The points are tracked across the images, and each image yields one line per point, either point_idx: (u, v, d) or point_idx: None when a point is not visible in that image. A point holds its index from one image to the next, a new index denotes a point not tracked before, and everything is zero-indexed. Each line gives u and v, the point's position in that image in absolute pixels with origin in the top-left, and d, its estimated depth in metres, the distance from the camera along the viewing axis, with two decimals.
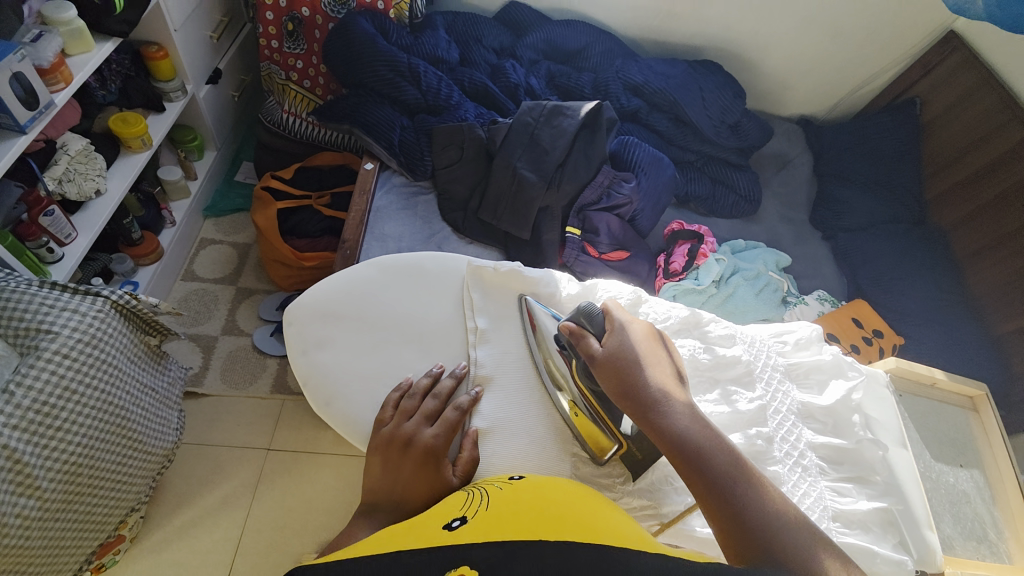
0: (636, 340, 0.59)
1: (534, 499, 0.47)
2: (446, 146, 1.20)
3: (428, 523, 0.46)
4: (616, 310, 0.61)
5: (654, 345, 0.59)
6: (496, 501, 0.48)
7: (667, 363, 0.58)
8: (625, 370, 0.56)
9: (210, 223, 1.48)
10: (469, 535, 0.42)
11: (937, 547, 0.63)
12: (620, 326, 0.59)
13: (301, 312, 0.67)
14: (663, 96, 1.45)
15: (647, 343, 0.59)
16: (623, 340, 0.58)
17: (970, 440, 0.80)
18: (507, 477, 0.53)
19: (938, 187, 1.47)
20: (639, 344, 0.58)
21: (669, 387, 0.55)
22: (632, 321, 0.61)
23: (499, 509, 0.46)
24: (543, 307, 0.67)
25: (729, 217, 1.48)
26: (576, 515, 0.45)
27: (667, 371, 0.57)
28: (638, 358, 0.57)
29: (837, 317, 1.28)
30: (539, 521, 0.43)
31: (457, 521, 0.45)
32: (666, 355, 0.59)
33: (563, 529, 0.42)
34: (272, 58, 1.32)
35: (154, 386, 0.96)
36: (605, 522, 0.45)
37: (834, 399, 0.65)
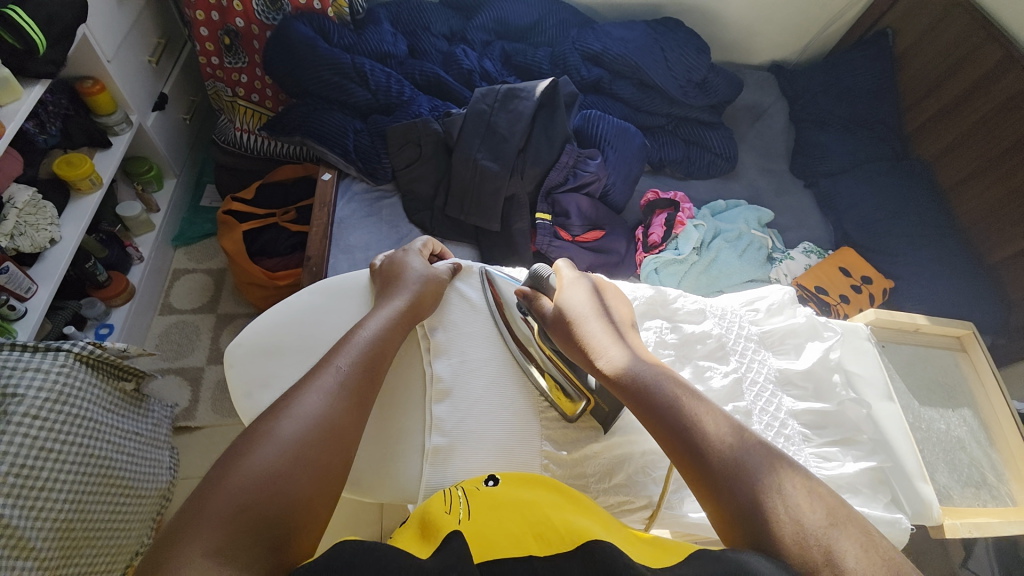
0: (583, 292, 0.62)
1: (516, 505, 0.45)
2: (402, 145, 1.15)
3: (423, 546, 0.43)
4: (563, 270, 0.65)
5: (602, 296, 0.62)
6: (478, 507, 0.46)
7: (615, 311, 0.60)
8: (571, 319, 0.59)
9: (181, 253, 1.45)
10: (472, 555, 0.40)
11: (933, 499, 0.62)
12: (567, 283, 0.63)
13: (243, 351, 0.61)
14: (624, 62, 1.39)
15: (595, 294, 0.62)
16: (571, 295, 0.61)
17: (961, 383, 0.78)
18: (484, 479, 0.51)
19: (920, 119, 1.42)
20: (586, 298, 0.61)
21: (616, 330, 0.58)
22: (579, 278, 0.64)
23: (489, 522, 0.44)
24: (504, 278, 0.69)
25: (706, 178, 1.44)
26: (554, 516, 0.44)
27: (615, 317, 0.59)
28: (585, 307, 0.60)
29: (824, 268, 1.25)
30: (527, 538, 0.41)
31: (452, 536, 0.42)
32: (615, 303, 0.61)
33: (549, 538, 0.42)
34: (215, 75, 1.28)
35: (137, 431, 0.96)
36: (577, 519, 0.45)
37: (811, 362, 0.63)
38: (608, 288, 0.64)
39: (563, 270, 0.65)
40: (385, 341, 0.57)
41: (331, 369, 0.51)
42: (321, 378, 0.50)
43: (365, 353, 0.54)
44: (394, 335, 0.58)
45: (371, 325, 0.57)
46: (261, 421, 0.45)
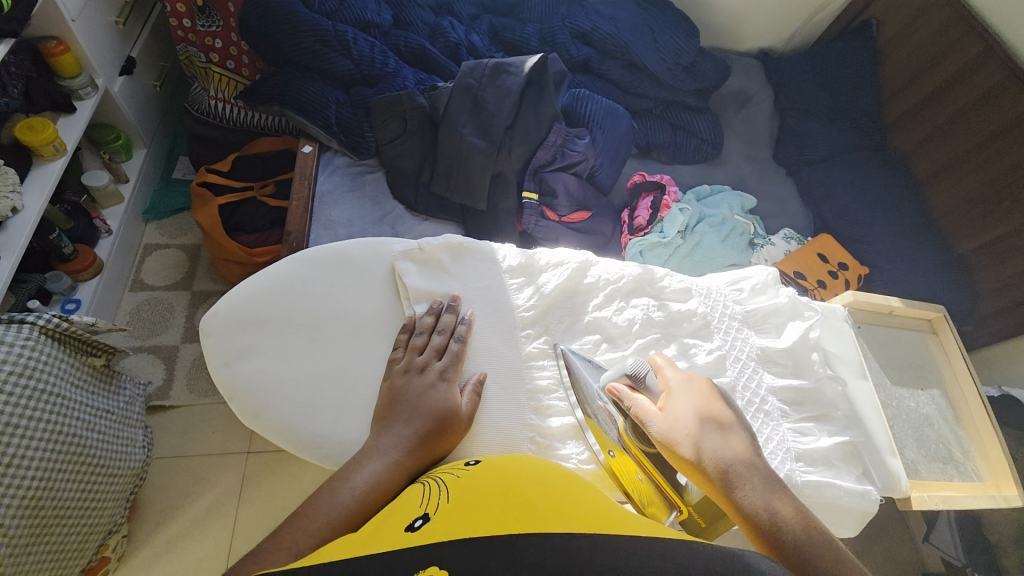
0: (695, 403, 0.52)
1: (497, 485, 0.43)
2: (387, 119, 1.12)
3: (386, 526, 0.40)
4: (667, 367, 0.56)
5: (714, 399, 0.53)
6: (454, 490, 0.44)
7: (729, 419, 0.52)
8: (688, 441, 0.50)
9: (153, 227, 1.40)
10: (432, 534, 0.37)
11: (902, 473, 0.65)
12: (675, 388, 0.53)
13: (218, 321, 0.59)
14: (613, 42, 1.37)
15: (705, 402, 0.52)
16: (682, 404, 0.52)
17: (930, 363, 0.81)
18: (464, 464, 0.49)
19: (899, 110, 1.44)
20: (700, 407, 0.52)
21: (742, 457, 0.49)
22: (685, 378, 0.55)
23: (463, 501, 0.41)
24: (581, 359, 0.60)
25: (692, 163, 1.45)
26: (540, 500, 0.41)
27: (737, 439, 0.51)
28: (701, 423, 0.51)
29: (803, 254, 1.28)
30: (507, 510, 0.39)
31: (420, 519, 0.40)
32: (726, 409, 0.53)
33: (532, 516, 0.38)
34: (187, 38, 1.21)
35: (108, 408, 0.92)
36: (573, 504, 0.41)
37: (792, 341, 0.64)
38: (719, 389, 0.55)
39: (665, 368, 0.56)
40: (386, 490, 0.48)
41: (323, 510, 0.46)
42: (311, 522, 0.45)
43: (360, 501, 0.47)
44: (405, 458, 0.50)
45: (367, 470, 0.48)
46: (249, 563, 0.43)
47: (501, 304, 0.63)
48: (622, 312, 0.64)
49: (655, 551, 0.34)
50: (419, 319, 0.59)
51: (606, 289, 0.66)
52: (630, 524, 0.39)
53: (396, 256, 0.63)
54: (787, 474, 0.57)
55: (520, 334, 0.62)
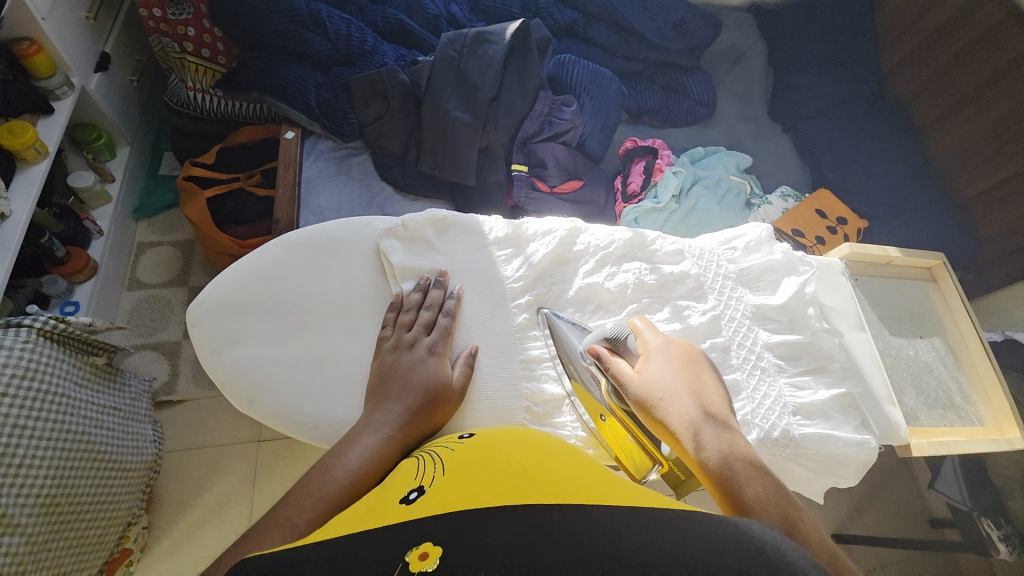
0: (673, 367, 0.52)
1: (492, 457, 0.43)
2: (369, 98, 1.09)
3: (382, 500, 0.41)
4: (646, 330, 0.56)
5: (693, 366, 0.53)
6: (449, 463, 0.44)
7: (708, 384, 0.52)
8: (666, 401, 0.50)
9: (144, 225, 1.39)
10: (426, 507, 0.37)
11: (901, 421, 0.65)
12: (654, 351, 0.54)
13: (206, 310, 0.59)
14: (599, 3, 1.33)
15: (683, 367, 0.53)
16: (661, 366, 0.52)
17: (930, 311, 0.81)
18: (458, 437, 0.49)
19: (897, 56, 1.39)
20: (676, 369, 0.52)
21: (717, 424, 0.49)
22: (664, 342, 0.55)
23: (457, 473, 0.42)
24: (567, 320, 0.61)
25: (685, 125, 1.41)
26: (536, 471, 0.41)
27: (713, 406, 0.50)
28: (679, 387, 0.51)
29: (801, 211, 1.26)
30: (501, 482, 0.39)
31: (415, 492, 0.41)
32: (704, 375, 0.53)
33: (526, 487, 0.38)
34: (159, 29, 1.18)
35: (114, 405, 0.93)
36: (568, 474, 0.41)
37: (787, 296, 0.64)
38: (698, 354, 0.55)
39: (645, 332, 0.56)
40: (380, 465, 0.48)
41: (317, 486, 0.46)
42: (307, 500, 0.45)
43: (355, 477, 0.46)
44: (399, 433, 0.50)
45: (361, 446, 0.48)
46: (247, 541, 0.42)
47: (489, 277, 0.63)
48: (613, 278, 0.64)
49: (651, 521, 0.34)
50: (407, 296, 0.59)
51: (596, 256, 0.65)
52: (628, 495, 0.39)
53: (380, 234, 0.62)
54: (785, 428, 0.57)
55: (511, 306, 0.62)
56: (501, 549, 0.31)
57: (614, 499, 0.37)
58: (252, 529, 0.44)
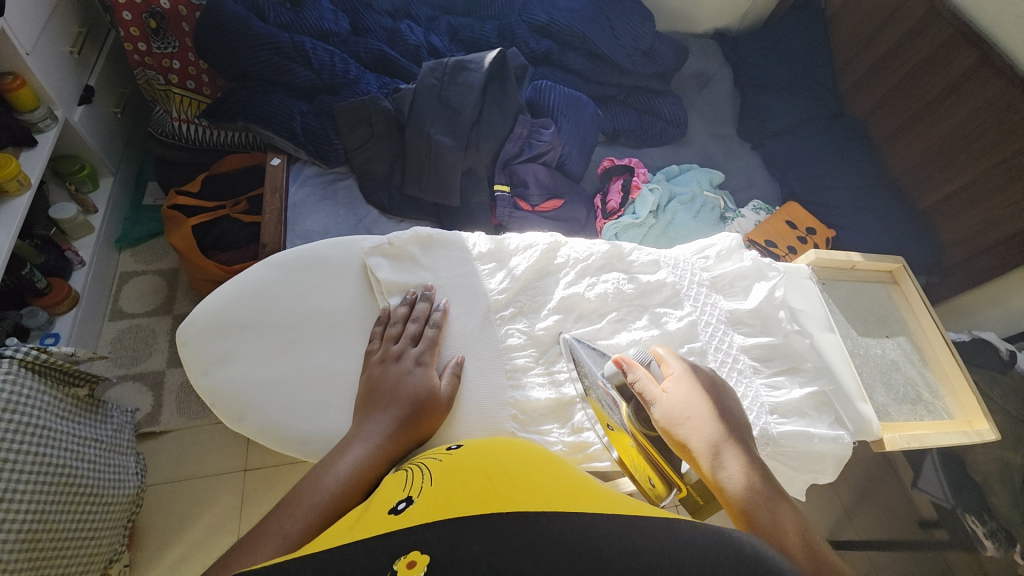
0: (695, 387, 0.54)
1: (481, 468, 0.44)
2: (354, 125, 1.12)
3: (372, 511, 0.42)
4: (669, 358, 0.57)
5: (712, 390, 0.55)
6: (437, 472, 0.45)
7: (726, 408, 0.54)
8: (690, 420, 0.52)
9: (127, 255, 1.38)
10: (417, 516, 0.39)
11: (873, 417, 0.67)
12: (677, 374, 0.55)
13: (195, 330, 0.60)
14: (571, 32, 1.39)
15: (708, 391, 0.54)
16: (683, 387, 0.54)
17: (895, 312, 0.85)
18: (446, 448, 0.50)
19: (853, 76, 1.49)
20: (706, 392, 0.54)
21: (737, 440, 0.51)
22: (687, 367, 0.56)
23: (445, 483, 0.43)
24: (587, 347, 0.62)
25: (659, 146, 1.47)
26: (525, 482, 0.42)
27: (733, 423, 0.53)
28: (697, 407, 0.53)
29: (772, 223, 1.31)
30: (490, 491, 0.40)
31: (404, 502, 0.42)
32: (726, 401, 0.55)
33: (515, 496, 0.39)
34: (144, 62, 1.20)
35: (96, 437, 0.92)
36: (555, 483, 0.42)
37: (759, 301, 0.67)
38: (718, 384, 0.56)
39: (668, 358, 0.57)
40: (371, 473, 0.49)
41: (308, 496, 0.46)
42: (298, 508, 0.45)
43: (345, 486, 0.47)
44: (387, 446, 0.51)
45: (352, 455, 0.49)
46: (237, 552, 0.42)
47: (474, 290, 0.65)
48: (594, 288, 0.66)
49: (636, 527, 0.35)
50: (394, 309, 0.61)
51: (576, 268, 0.68)
52: (613, 504, 0.40)
53: (366, 252, 0.64)
54: (763, 427, 0.59)
55: (495, 318, 0.64)
56: (485, 557, 0.33)
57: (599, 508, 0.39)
58: (240, 541, 0.44)
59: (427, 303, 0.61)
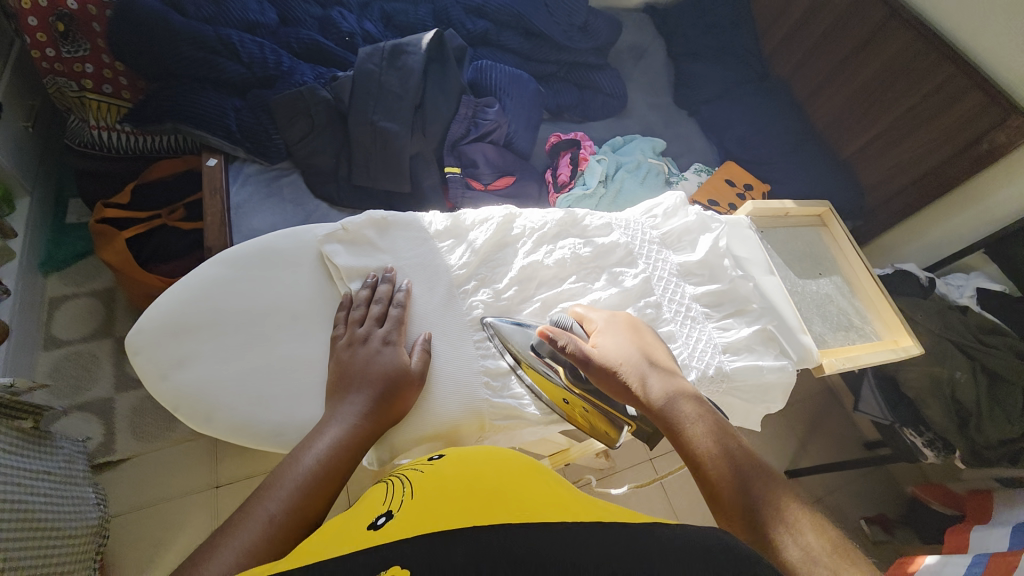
0: (618, 335, 0.59)
1: (459, 478, 0.47)
2: (293, 118, 1.09)
3: (353, 524, 0.43)
4: (589, 314, 0.62)
5: (636, 334, 0.60)
6: (417, 484, 0.47)
7: (651, 348, 0.59)
8: (620, 365, 0.56)
9: (54, 280, 1.29)
10: (396, 529, 0.40)
11: (812, 346, 0.73)
12: (601, 326, 0.60)
13: (146, 337, 0.58)
14: (507, 11, 1.40)
15: (632, 339, 0.59)
16: (608, 336, 0.59)
17: (825, 251, 0.93)
18: (427, 460, 0.52)
19: (775, 39, 1.57)
20: (629, 337, 0.59)
21: (662, 372, 0.56)
22: (611, 317, 0.61)
23: (424, 495, 0.45)
24: (507, 321, 0.63)
25: (602, 119, 1.51)
26: (502, 490, 0.44)
27: (657, 360, 0.57)
28: (624, 351, 0.57)
29: (711, 184, 1.39)
30: (468, 502, 0.42)
31: (383, 517, 0.43)
32: (648, 344, 0.59)
33: (493, 507, 0.41)
34: (54, 69, 1.11)
35: (47, 470, 0.87)
36: (533, 492, 0.45)
37: (704, 252, 0.71)
38: (641, 328, 0.62)
39: (589, 314, 0.62)
40: (349, 451, 0.50)
41: (289, 478, 0.46)
42: (279, 491, 0.45)
43: (325, 463, 0.48)
44: (362, 426, 0.52)
45: (328, 436, 0.50)
46: (217, 533, 0.41)
47: (435, 267, 0.65)
48: (552, 255, 0.69)
49: (607, 531, 0.38)
50: (355, 294, 0.61)
51: (532, 237, 0.70)
52: (589, 509, 0.43)
53: (321, 240, 0.63)
54: (717, 366, 0.64)
55: (458, 292, 0.65)
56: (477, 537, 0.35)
57: (573, 516, 0.41)
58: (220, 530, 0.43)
59: (389, 284, 0.61)
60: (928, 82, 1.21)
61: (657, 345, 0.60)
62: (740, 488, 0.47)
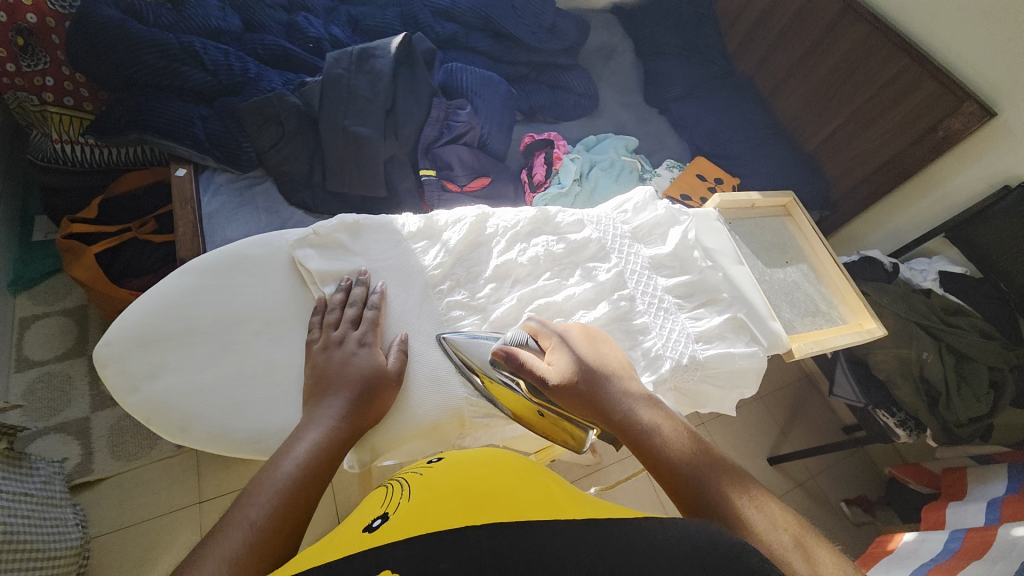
0: (573, 348, 0.57)
1: (455, 478, 0.47)
2: (262, 125, 1.08)
3: (350, 530, 0.43)
4: (543, 328, 0.60)
5: (591, 345, 0.58)
6: (415, 488, 0.47)
7: (607, 359, 0.57)
8: (578, 380, 0.54)
9: (24, 299, 1.24)
10: (390, 530, 0.40)
11: (782, 331, 0.76)
12: (557, 341, 0.58)
13: (114, 350, 0.57)
14: (475, 15, 1.41)
15: (588, 349, 0.57)
16: (564, 351, 0.57)
17: (790, 240, 0.96)
18: (427, 462, 0.53)
19: (738, 36, 1.62)
20: (585, 349, 0.57)
21: (619, 382, 0.54)
22: (565, 334, 0.59)
23: (421, 496, 0.45)
24: (461, 337, 0.62)
25: (575, 119, 1.53)
26: (497, 489, 0.44)
27: (613, 370, 0.56)
28: (581, 365, 0.55)
29: (684, 179, 1.42)
30: (463, 502, 0.42)
31: (379, 519, 0.44)
32: (606, 352, 0.58)
33: (486, 504, 0.42)
34: (14, 84, 1.08)
35: (26, 491, 0.84)
36: (529, 491, 0.45)
37: (674, 244, 0.74)
38: (597, 337, 0.61)
39: (543, 330, 0.60)
40: (330, 454, 0.49)
41: (270, 483, 0.46)
42: (261, 496, 0.44)
43: (306, 467, 0.47)
44: (340, 428, 0.51)
45: (308, 439, 0.50)
46: (199, 544, 0.40)
47: (409, 269, 0.66)
48: (526, 252, 0.70)
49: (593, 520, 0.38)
50: (330, 297, 0.61)
51: (506, 235, 0.70)
52: (585, 507, 0.43)
53: (292, 245, 0.63)
54: (691, 354, 0.66)
55: (434, 292, 0.66)
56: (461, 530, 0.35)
57: (566, 513, 0.40)
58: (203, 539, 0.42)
59: (362, 289, 0.61)
60: (884, 73, 1.26)
61: (614, 356, 0.58)
62: (716, 499, 0.43)
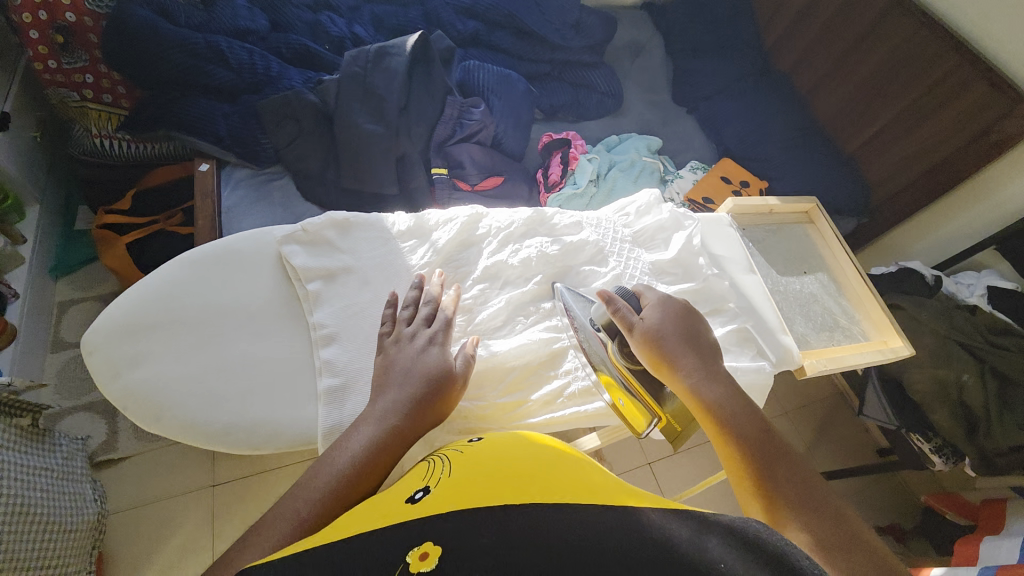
0: (669, 312, 0.59)
1: (496, 458, 0.46)
2: (280, 122, 1.10)
3: (391, 500, 0.44)
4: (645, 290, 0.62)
5: (685, 313, 0.59)
6: (456, 463, 0.48)
7: (697, 328, 0.59)
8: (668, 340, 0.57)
9: (64, 284, 1.33)
10: (435, 504, 0.41)
11: (793, 346, 0.71)
12: (653, 301, 0.60)
13: (100, 338, 0.59)
14: (497, 12, 1.40)
15: (680, 315, 0.59)
16: (661, 311, 0.59)
17: (811, 249, 0.90)
18: (467, 441, 0.53)
19: (775, 32, 1.54)
20: (679, 315, 0.59)
21: (704, 353, 0.57)
22: (662, 295, 0.61)
23: (461, 473, 0.45)
24: (571, 292, 0.66)
25: (597, 118, 1.49)
26: (538, 472, 0.44)
27: (701, 339, 0.58)
28: (668, 327, 0.57)
29: (708, 181, 1.36)
30: (506, 480, 0.42)
31: (421, 492, 0.44)
32: (694, 321, 0.59)
33: (525, 485, 0.41)
34: (55, 80, 1.15)
35: (46, 466, 0.89)
36: (572, 475, 0.44)
37: (677, 250, 0.70)
38: (691, 310, 0.61)
39: (644, 291, 0.62)
40: (385, 453, 0.50)
41: (324, 476, 0.48)
42: (314, 490, 0.47)
43: (358, 463, 0.49)
44: (392, 429, 0.51)
45: (362, 437, 0.50)
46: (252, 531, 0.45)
47: (396, 267, 0.66)
48: (518, 254, 0.69)
49: (575, 521, 0.36)
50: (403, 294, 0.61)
51: (499, 236, 0.70)
52: (627, 493, 0.43)
53: (280, 241, 0.64)
54: None
55: None
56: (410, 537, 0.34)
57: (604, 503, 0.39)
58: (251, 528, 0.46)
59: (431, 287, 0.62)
60: (933, 71, 1.17)
61: (703, 325, 0.59)
62: (774, 480, 0.49)
